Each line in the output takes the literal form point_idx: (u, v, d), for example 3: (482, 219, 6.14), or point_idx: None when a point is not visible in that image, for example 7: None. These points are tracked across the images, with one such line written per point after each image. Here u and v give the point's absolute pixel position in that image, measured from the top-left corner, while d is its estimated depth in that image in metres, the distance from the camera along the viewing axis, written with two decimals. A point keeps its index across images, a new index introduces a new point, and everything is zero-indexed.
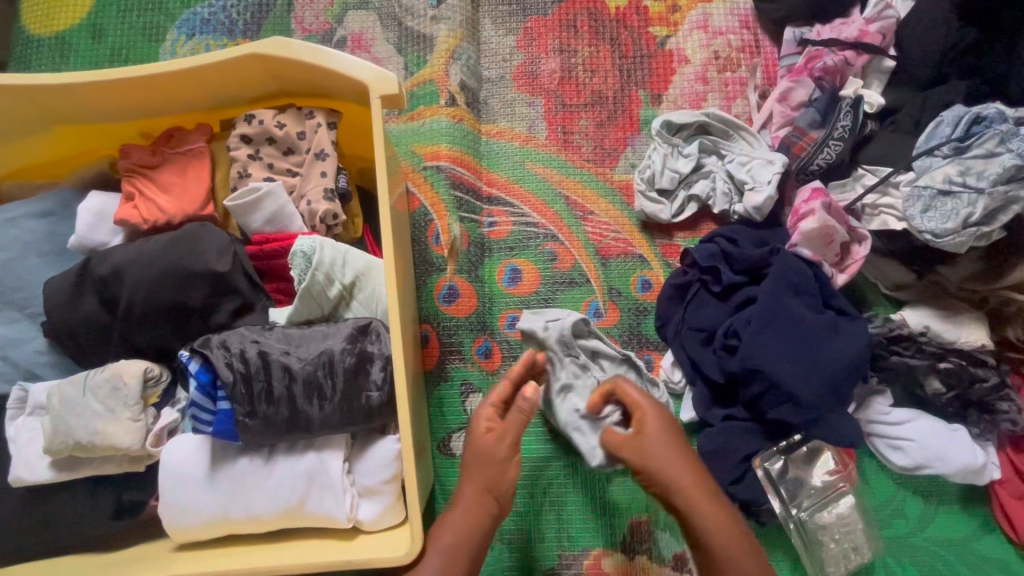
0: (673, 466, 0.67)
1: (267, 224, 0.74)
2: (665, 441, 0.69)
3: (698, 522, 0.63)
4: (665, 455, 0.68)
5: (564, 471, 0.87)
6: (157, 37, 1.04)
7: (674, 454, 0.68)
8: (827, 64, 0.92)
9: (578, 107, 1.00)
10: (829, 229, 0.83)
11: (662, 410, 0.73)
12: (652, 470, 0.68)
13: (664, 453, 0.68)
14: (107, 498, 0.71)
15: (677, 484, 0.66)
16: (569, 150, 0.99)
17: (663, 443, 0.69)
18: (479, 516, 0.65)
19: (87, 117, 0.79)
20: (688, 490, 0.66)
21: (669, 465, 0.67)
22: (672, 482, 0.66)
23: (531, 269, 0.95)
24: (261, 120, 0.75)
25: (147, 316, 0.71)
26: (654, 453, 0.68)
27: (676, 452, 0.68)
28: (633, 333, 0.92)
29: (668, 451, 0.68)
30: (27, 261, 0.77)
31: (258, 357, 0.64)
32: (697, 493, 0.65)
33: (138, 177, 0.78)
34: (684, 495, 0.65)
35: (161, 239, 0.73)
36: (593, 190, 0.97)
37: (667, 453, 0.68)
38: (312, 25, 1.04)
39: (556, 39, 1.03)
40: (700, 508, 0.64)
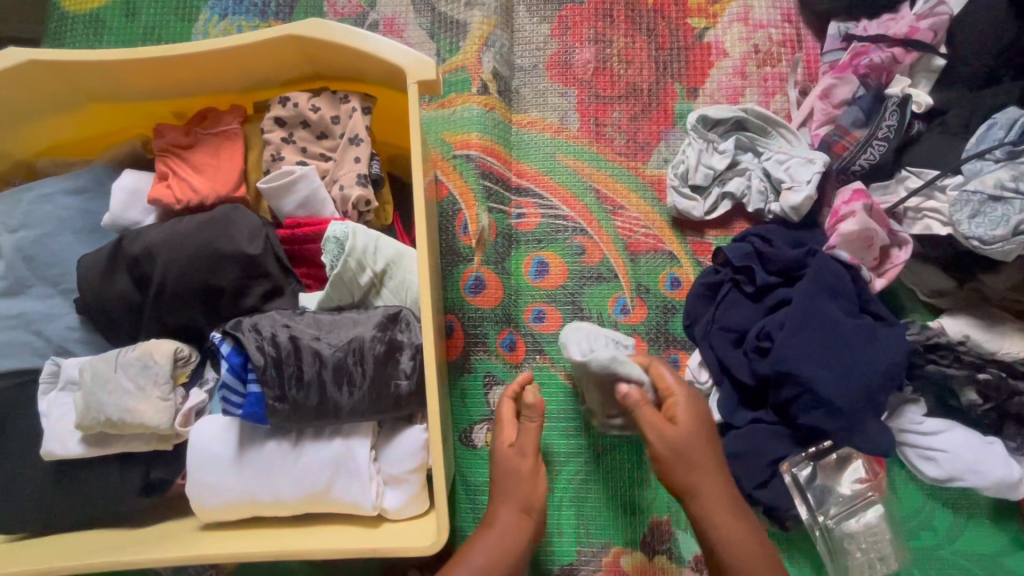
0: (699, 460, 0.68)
1: (299, 208, 0.73)
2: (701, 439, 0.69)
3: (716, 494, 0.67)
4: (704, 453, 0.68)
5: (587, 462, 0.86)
6: (189, 17, 1.04)
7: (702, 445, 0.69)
8: (874, 62, 0.89)
9: (612, 99, 0.98)
10: (870, 232, 0.81)
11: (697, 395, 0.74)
12: (683, 459, 0.67)
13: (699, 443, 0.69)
14: (134, 475, 0.72)
15: (704, 473, 0.67)
16: (601, 142, 0.97)
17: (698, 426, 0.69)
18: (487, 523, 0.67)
19: (123, 95, 0.79)
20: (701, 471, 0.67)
21: (693, 453, 0.68)
22: (688, 468, 0.67)
23: (558, 261, 0.93)
24: (296, 102, 0.74)
25: (179, 296, 0.71)
26: (687, 451, 0.68)
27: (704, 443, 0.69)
28: (660, 332, 0.91)
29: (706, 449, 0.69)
30: (61, 237, 0.78)
31: (289, 342, 0.64)
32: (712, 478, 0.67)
33: (171, 156, 0.78)
34: (699, 474, 0.67)
35: (194, 219, 0.73)
36: (625, 184, 0.96)
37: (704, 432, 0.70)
38: (344, 8, 1.03)
39: (592, 29, 1.01)
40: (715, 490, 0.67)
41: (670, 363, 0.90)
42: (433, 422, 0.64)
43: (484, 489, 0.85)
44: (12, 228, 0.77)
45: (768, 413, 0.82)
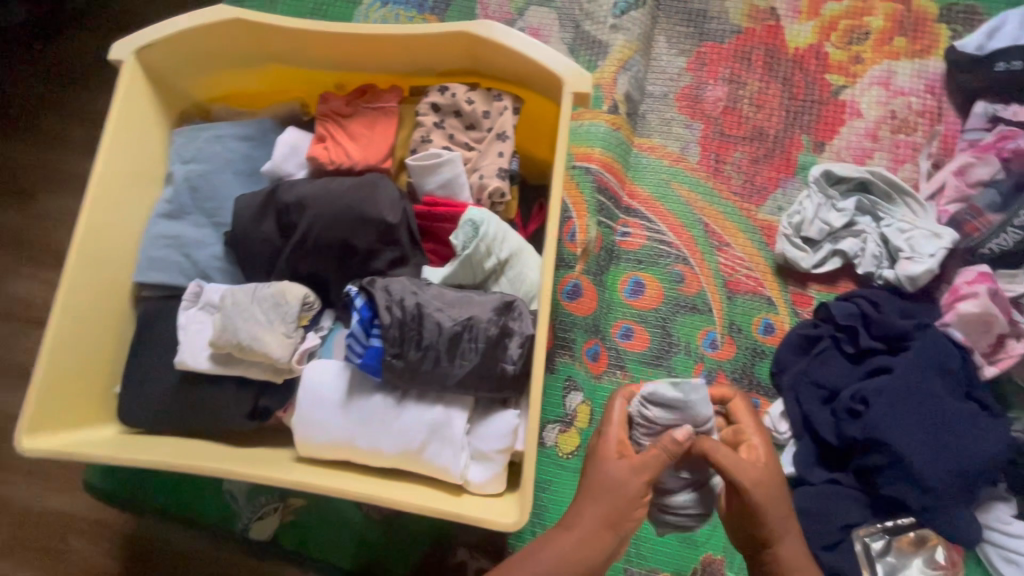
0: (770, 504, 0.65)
1: (439, 188, 0.78)
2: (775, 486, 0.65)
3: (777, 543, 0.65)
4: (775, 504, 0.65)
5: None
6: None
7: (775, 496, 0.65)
8: (1019, 148, 0.88)
9: (736, 138, 1.00)
10: (991, 317, 0.79)
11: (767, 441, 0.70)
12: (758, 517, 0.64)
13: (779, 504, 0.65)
14: (246, 398, 0.79)
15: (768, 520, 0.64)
16: (718, 179, 0.99)
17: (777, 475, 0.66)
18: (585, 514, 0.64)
19: (300, 61, 0.87)
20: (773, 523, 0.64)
21: (768, 509, 0.64)
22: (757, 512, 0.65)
23: (655, 284, 0.95)
24: (453, 93, 0.80)
25: (319, 247, 0.78)
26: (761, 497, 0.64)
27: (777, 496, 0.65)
28: (745, 372, 0.91)
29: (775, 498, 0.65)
30: (223, 175, 0.86)
31: (415, 308, 0.69)
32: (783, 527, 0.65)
33: (331, 122, 0.85)
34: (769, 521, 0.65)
35: (345, 181, 0.79)
36: (734, 223, 0.97)
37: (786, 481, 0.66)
38: (495, 13, 1.10)
39: (728, 69, 1.03)
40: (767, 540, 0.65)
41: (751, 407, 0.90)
42: (533, 412, 0.68)
43: (545, 488, 0.88)
44: (186, 160, 0.86)
45: (847, 475, 0.81)
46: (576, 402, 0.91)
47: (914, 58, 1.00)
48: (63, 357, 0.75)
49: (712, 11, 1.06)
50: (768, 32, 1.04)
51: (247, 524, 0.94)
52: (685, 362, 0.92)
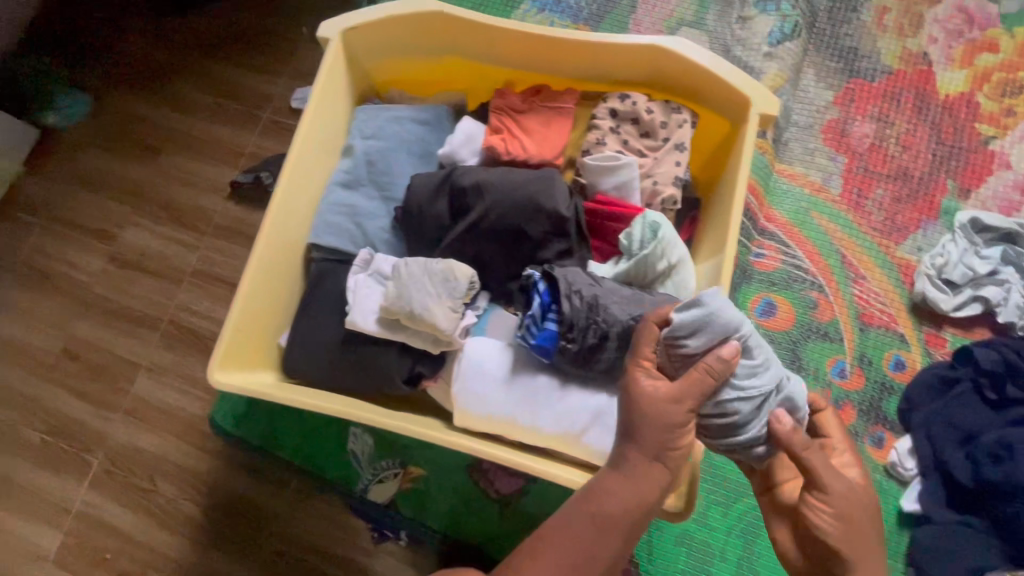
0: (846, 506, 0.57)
1: (613, 189, 0.82)
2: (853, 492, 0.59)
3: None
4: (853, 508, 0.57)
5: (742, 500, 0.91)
6: (511, 3, 1.18)
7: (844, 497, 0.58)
8: None
9: (880, 176, 1.02)
10: None
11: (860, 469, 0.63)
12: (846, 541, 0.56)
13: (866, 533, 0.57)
14: (406, 364, 0.84)
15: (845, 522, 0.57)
16: (859, 213, 1.00)
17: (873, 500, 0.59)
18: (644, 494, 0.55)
19: (481, 56, 0.93)
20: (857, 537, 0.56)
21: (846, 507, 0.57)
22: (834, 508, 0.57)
23: (787, 307, 0.97)
24: (634, 101, 0.85)
25: (491, 230, 0.83)
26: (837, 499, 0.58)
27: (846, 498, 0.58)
28: (873, 405, 0.93)
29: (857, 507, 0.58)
30: (399, 154, 0.92)
31: (592, 298, 0.73)
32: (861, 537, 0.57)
33: (505, 116, 0.90)
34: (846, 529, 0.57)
35: (522, 172, 0.84)
36: (872, 258, 0.98)
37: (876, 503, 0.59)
38: (647, 30, 1.14)
39: (876, 107, 1.05)
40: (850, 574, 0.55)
41: (875, 440, 0.91)
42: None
43: None
44: (366, 137, 0.92)
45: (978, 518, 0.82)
46: None
47: None
48: (252, 304, 0.81)
49: (864, 49, 1.08)
50: (919, 76, 1.06)
51: (367, 485, 1.00)
52: (813, 388, 0.94)
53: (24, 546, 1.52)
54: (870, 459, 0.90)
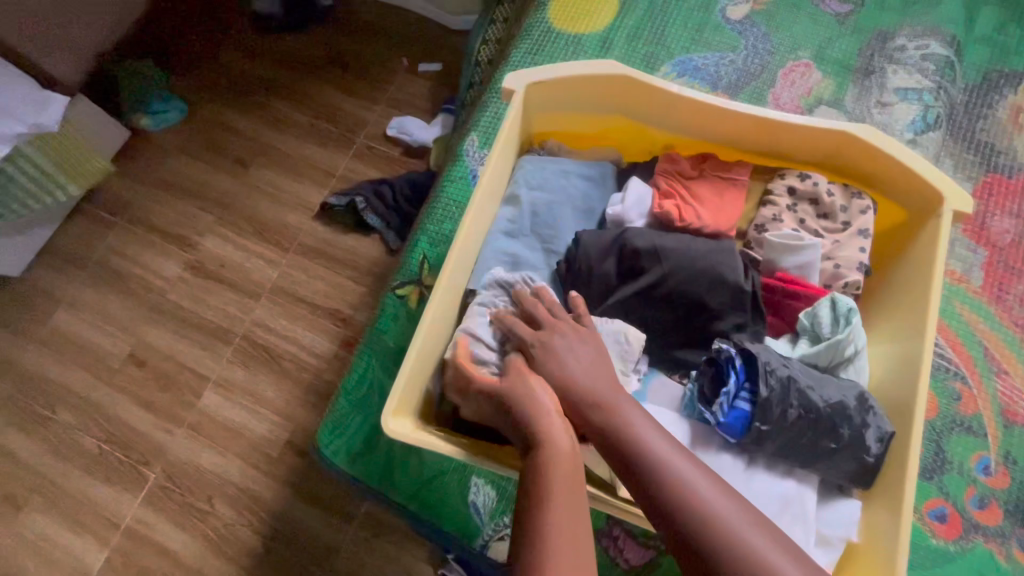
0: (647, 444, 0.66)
1: (794, 268, 0.82)
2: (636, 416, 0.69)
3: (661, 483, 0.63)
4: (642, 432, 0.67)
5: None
6: (651, 65, 1.21)
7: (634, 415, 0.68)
8: None
9: (1020, 272, 1.03)
10: None
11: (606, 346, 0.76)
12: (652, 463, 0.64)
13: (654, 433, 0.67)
14: None
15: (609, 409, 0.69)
16: (1000, 307, 1.01)
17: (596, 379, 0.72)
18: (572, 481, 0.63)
19: (653, 120, 0.95)
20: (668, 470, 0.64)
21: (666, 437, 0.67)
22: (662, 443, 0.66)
23: (931, 397, 0.96)
24: (815, 182, 0.86)
25: (667, 297, 0.83)
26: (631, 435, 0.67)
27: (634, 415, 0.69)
28: (1019, 507, 0.91)
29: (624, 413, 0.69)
30: (564, 208, 0.92)
31: (787, 381, 0.71)
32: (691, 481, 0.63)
33: (674, 180, 0.91)
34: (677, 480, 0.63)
35: (700, 242, 0.84)
36: (1014, 353, 0.98)
37: (596, 383, 0.72)
38: (786, 104, 1.17)
39: (1015, 203, 1.07)
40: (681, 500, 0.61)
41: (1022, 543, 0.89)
42: (902, 526, 0.66)
43: None
44: (531, 187, 0.93)
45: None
46: None
47: None
48: (424, 349, 0.79)
49: (1001, 145, 1.11)
50: None
51: (486, 542, 0.98)
52: (958, 483, 0.92)
53: (68, 561, 1.42)
54: (1019, 565, 0.88)
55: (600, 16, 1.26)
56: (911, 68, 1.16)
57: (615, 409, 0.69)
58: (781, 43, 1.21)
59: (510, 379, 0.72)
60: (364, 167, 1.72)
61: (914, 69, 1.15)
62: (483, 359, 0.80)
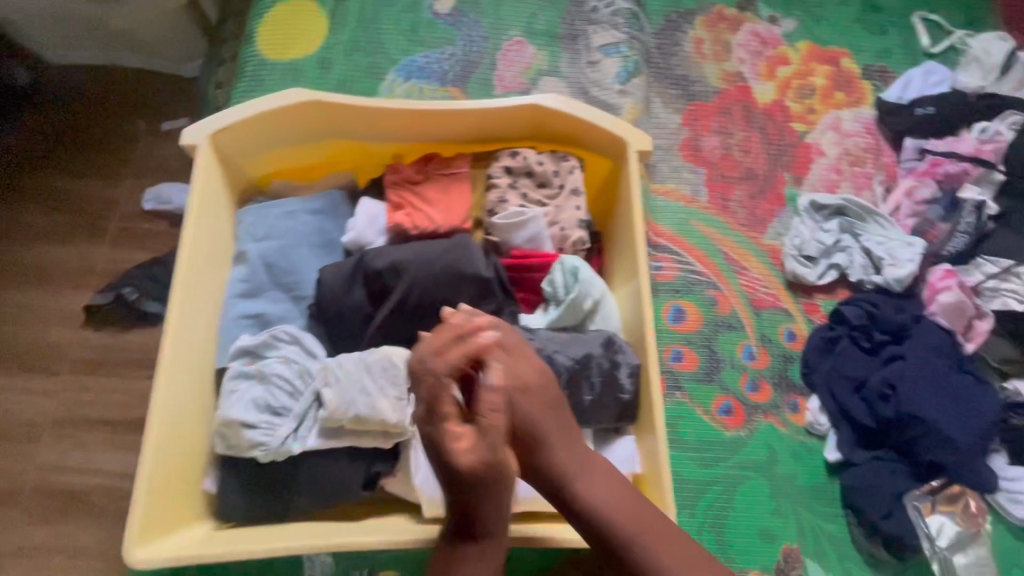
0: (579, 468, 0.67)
1: (526, 242, 0.86)
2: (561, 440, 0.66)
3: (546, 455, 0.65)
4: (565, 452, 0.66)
5: (704, 480, 0.97)
6: (377, 75, 1.20)
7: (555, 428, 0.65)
8: (948, 171, 1.12)
9: (734, 179, 1.18)
10: (962, 305, 1.00)
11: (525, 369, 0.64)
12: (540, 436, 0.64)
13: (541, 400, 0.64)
14: (360, 466, 0.77)
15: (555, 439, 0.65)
16: (726, 214, 1.15)
17: (544, 428, 0.65)
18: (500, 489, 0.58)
19: (367, 137, 0.92)
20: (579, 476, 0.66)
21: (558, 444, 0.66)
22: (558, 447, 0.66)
23: (694, 310, 1.08)
24: (525, 156, 0.90)
25: (419, 307, 0.82)
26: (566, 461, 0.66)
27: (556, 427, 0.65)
28: (783, 377, 1.05)
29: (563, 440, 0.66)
30: (300, 249, 0.87)
31: (535, 353, 0.75)
32: (604, 483, 0.67)
33: (403, 190, 0.90)
34: (594, 480, 0.66)
35: (436, 244, 0.84)
36: (747, 250, 1.13)
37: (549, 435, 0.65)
38: (511, 83, 1.22)
39: (715, 122, 1.23)
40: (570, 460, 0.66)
41: (792, 407, 1.03)
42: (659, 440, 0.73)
43: None
44: (258, 238, 0.87)
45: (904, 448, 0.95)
46: None
47: (852, 107, 1.26)
48: (162, 456, 0.70)
49: (693, 76, 1.27)
50: (740, 92, 1.26)
51: None
52: (733, 375, 1.04)
53: None
54: (793, 426, 1.02)
55: (311, 37, 1.21)
56: (606, 25, 1.27)
57: (548, 447, 0.65)
58: (493, 26, 1.26)
59: (494, 469, 0.56)
60: (113, 253, 1.46)
61: (609, 26, 1.27)
62: (258, 440, 0.75)
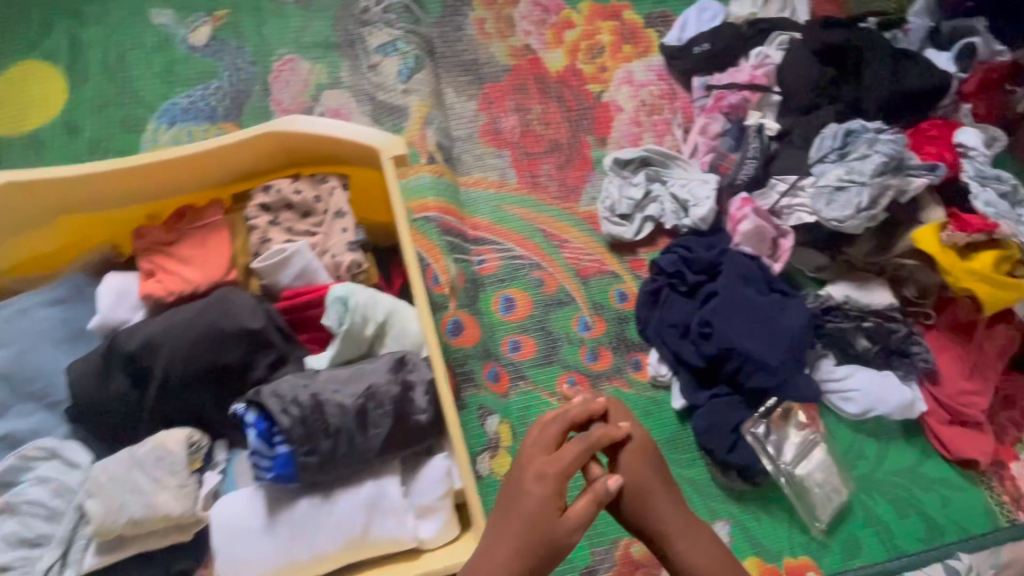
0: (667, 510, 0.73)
1: (295, 280, 0.79)
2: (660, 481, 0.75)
3: (655, 510, 0.73)
4: (664, 495, 0.74)
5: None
6: (136, 128, 1.09)
7: (658, 481, 0.75)
8: (731, 102, 1.15)
9: (540, 154, 1.16)
10: (761, 229, 1.03)
11: (636, 449, 0.76)
12: (638, 487, 0.74)
13: (644, 464, 0.75)
14: (156, 566, 0.72)
15: (654, 493, 0.74)
16: (538, 191, 1.14)
17: (648, 483, 0.75)
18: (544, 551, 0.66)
19: (100, 206, 0.82)
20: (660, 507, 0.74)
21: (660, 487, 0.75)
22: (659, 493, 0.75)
23: (524, 296, 1.06)
24: (278, 188, 0.82)
25: (187, 381, 0.74)
26: (639, 501, 0.74)
27: (658, 479, 0.75)
28: (621, 339, 1.06)
29: (658, 481, 0.75)
30: (43, 349, 0.77)
31: (311, 399, 0.69)
32: (661, 507, 0.74)
33: (155, 255, 0.82)
34: (652, 507, 0.74)
35: (192, 307, 0.76)
36: (564, 222, 1.12)
37: (659, 485, 0.75)
38: (291, 105, 1.14)
39: (511, 100, 1.20)
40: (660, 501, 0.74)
41: (635, 365, 1.04)
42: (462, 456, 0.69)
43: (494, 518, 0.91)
44: None
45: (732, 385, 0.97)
46: (495, 424, 0.98)
47: (641, 57, 1.27)
48: None
49: (482, 59, 1.24)
50: (530, 65, 1.24)
51: None
52: (572, 351, 1.04)
53: None
54: (638, 384, 1.03)
55: (51, 100, 1.09)
56: (380, 24, 1.20)
57: (648, 497, 0.74)
58: (258, 49, 1.17)
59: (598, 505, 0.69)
60: None
61: (382, 24, 1.20)
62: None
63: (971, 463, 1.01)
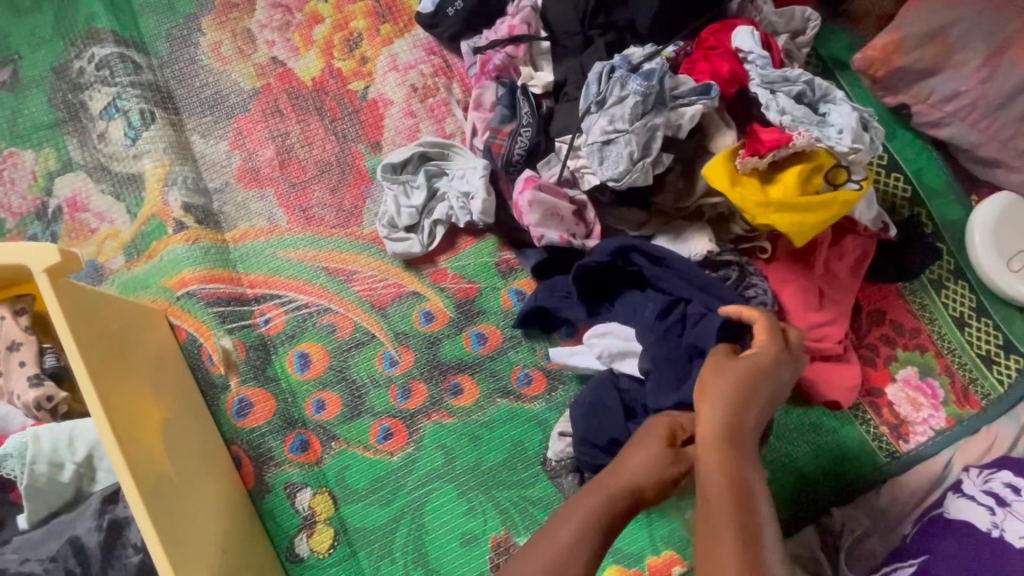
0: (721, 420, 0.61)
1: None
2: (725, 393, 0.63)
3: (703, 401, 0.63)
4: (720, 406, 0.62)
5: (392, 516, 0.90)
6: None
7: (727, 402, 0.62)
8: (496, 64, 0.98)
9: (307, 182, 1.03)
10: (553, 209, 0.90)
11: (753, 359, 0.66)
12: (704, 388, 0.64)
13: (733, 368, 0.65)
14: None
15: (711, 400, 0.63)
16: (313, 225, 1.01)
17: (729, 393, 0.62)
18: (619, 498, 0.63)
19: None
20: (712, 431, 0.61)
21: (721, 404, 0.62)
22: (715, 410, 0.62)
23: (317, 348, 0.96)
24: None
25: None
26: (703, 409, 0.62)
27: (729, 401, 0.62)
28: (433, 365, 0.95)
29: (726, 396, 0.62)
30: None
31: None
32: (715, 422, 0.61)
33: None
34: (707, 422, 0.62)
35: None
36: (348, 252, 1.00)
37: (736, 396, 0.63)
38: (21, 206, 1.01)
39: (265, 128, 1.06)
40: (712, 404, 0.62)
41: (454, 391, 0.94)
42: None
43: None
44: None
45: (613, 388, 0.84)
46: (309, 499, 0.90)
47: (404, 34, 1.10)
48: None
49: (225, 87, 1.07)
50: (281, 79, 1.08)
51: None
52: (380, 395, 0.94)
53: None
54: (462, 409, 0.94)
55: None
56: (97, 85, 1.05)
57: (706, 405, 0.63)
58: None
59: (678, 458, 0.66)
60: None
61: (100, 84, 1.05)
62: None
63: (837, 403, 0.89)
